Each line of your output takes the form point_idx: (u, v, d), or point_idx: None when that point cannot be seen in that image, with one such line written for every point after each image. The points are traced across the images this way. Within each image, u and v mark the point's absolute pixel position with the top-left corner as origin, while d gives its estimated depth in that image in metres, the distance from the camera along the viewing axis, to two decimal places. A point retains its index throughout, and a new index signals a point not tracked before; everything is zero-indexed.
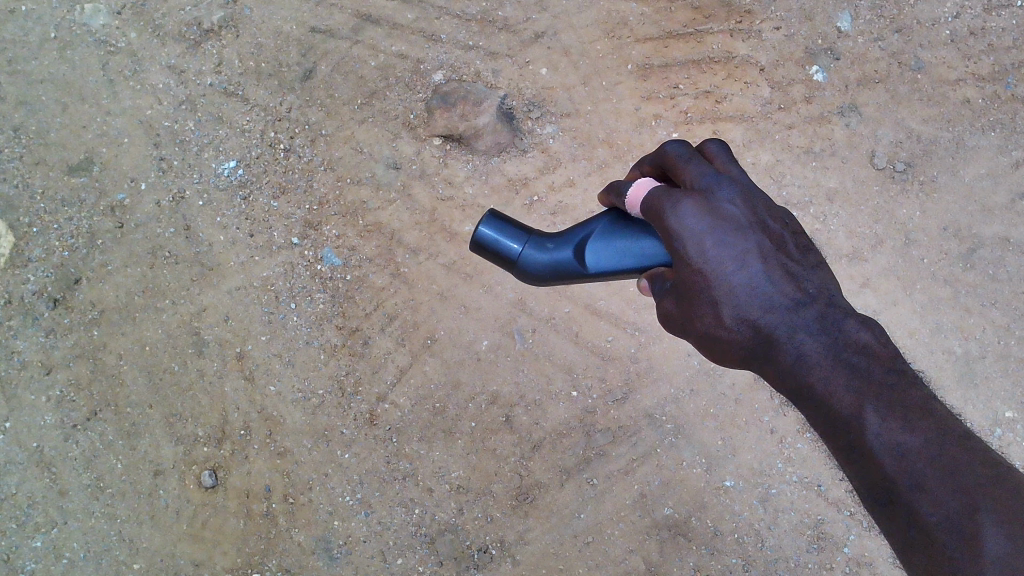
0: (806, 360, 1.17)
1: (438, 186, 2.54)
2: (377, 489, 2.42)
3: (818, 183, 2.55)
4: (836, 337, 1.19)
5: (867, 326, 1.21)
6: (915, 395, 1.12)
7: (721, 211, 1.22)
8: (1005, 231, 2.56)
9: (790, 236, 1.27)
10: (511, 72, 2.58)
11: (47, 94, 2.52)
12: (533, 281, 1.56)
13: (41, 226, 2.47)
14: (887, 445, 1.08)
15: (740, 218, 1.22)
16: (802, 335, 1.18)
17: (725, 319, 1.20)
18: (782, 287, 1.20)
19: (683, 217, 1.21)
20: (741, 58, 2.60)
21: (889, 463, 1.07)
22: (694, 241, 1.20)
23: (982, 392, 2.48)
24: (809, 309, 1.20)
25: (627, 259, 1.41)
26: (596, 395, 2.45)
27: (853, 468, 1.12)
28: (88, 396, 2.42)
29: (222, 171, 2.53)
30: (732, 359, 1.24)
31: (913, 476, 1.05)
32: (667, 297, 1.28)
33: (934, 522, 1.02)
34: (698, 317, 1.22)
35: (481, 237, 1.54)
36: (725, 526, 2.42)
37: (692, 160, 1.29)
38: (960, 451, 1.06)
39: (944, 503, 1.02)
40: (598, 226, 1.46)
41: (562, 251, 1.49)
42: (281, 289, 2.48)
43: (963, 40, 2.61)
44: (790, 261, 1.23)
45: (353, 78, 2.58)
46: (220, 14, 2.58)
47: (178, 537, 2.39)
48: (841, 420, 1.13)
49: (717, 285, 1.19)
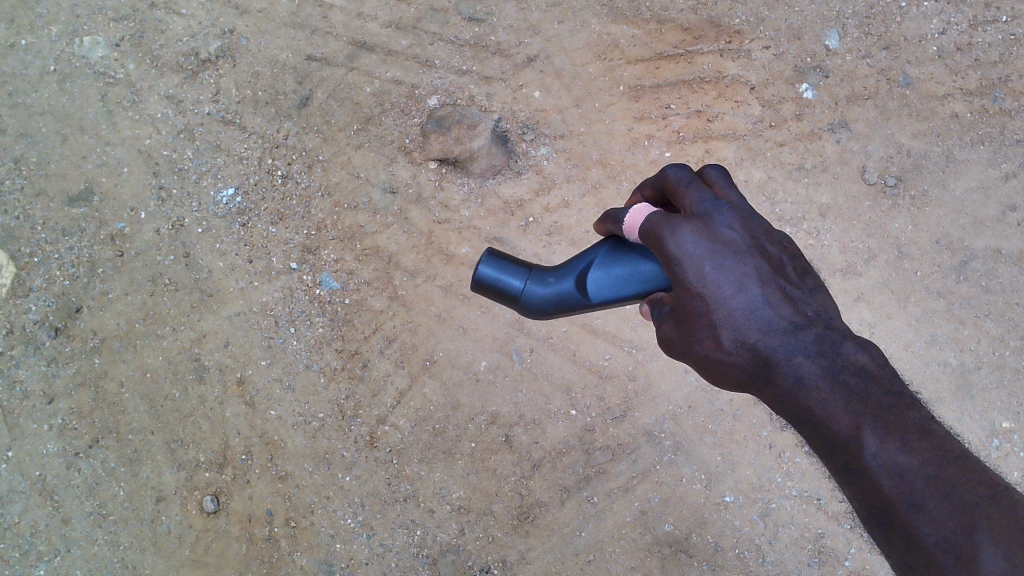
0: (804, 382, 1.17)
1: (434, 210, 2.57)
2: (378, 511, 2.42)
3: (811, 200, 2.57)
4: (834, 358, 1.18)
5: (865, 346, 1.19)
6: (914, 415, 1.11)
7: (719, 235, 1.22)
8: (996, 243, 2.58)
9: (790, 259, 1.26)
10: (504, 95, 2.61)
11: (47, 126, 2.56)
12: (534, 316, 1.56)
13: (41, 256, 2.50)
14: (885, 466, 1.06)
15: (738, 242, 1.22)
16: (800, 357, 1.18)
17: (723, 343, 1.19)
18: (781, 309, 1.19)
19: (682, 242, 1.21)
20: (732, 77, 2.63)
21: (889, 485, 1.06)
22: (694, 265, 1.19)
23: (978, 404, 2.49)
24: (808, 330, 1.19)
25: (630, 285, 1.44)
26: (595, 413, 2.46)
27: (852, 490, 1.11)
28: (90, 424, 2.44)
29: (220, 198, 2.56)
30: (732, 382, 1.23)
31: (912, 497, 1.04)
32: (666, 322, 1.28)
33: (930, 542, 1.01)
34: (697, 341, 1.22)
35: (481, 276, 1.53)
36: (726, 542, 2.43)
37: (691, 184, 1.31)
38: (957, 471, 1.05)
39: (943, 523, 1.01)
40: (597, 255, 1.49)
41: (564, 283, 1.51)
42: (281, 314, 2.50)
43: (950, 56, 2.64)
44: (789, 285, 1.22)
45: (349, 105, 2.62)
46: (218, 44, 2.63)
47: (181, 563, 2.40)
48: (838, 442, 1.12)
49: (716, 309, 1.19)
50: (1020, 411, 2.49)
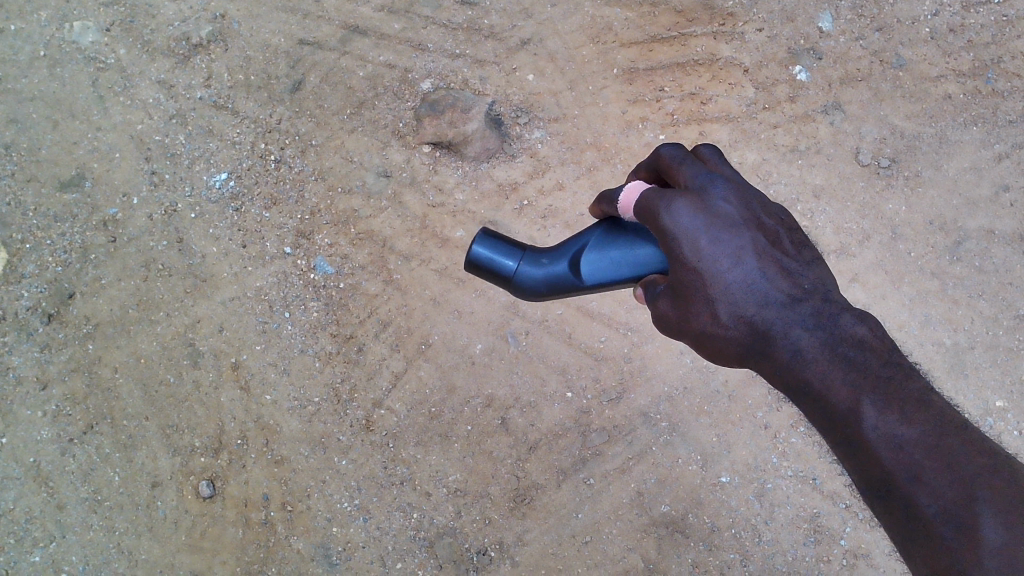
0: (802, 355, 1.16)
1: (428, 193, 2.56)
2: (375, 495, 2.42)
3: (804, 181, 2.57)
4: (832, 331, 1.17)
5: (863, 318, 1.18)
6: (913, 387, 1.09)
7: (715, 209, 1.22)
8: (989, 224, 2.59)
9: (785, 232, 1.27)
10: (498, 79, 2.61)
11: (38, 112, 2.54)
12: (530, 296, 1.55)
13: (33, 242, 2.49)
14: (883, 438, 1.05)
15: (734, 216, 1.22)
16: (798, 331, 1.18)
17: (720, 317, 1.20)
18: (778, 282, 1.20)
19: (677, 217, 1.21)
20: (725, 60, 2.63)
21: (887, 456, 1.04)
22: (689, 240, 1.20)
23: (972, 382, 2.50)
24: (806, 304, 1.19)
25: (624, 267, 1.41)
26: (591, 395, 2.46)
27: (852, 461, 1.10)
28: (84, 410, 2.43)
29: (213, 183, 2.55)
30: (729, 357, 1.24)
31: (911, 469, 1.02)
32: (659, 298, 1.28)
33: (931, 513, 1.00)
34: (693, 317, 1.22)
35: (476, 256, 1.53)
36: (722, 522, 2.43)
37: (685, 161, 1.29)
38: (959, 441, 1.02)
39: (943, 495, 1.00)
40: (592, 237, 1.46)
41: (557, 264, 1.48)
42: (275, 299, 2.49)
43: (942, 37, 2.65)
44: (785, 257, 1.23)
45: (343, 89, 2.61)
46: (209, 29, 2.61)
47: (178, 548, 2.39)
48: (838, 415, 1.11)
49: (712, 283, 1.19)
50: (1013, 390, 2.50)
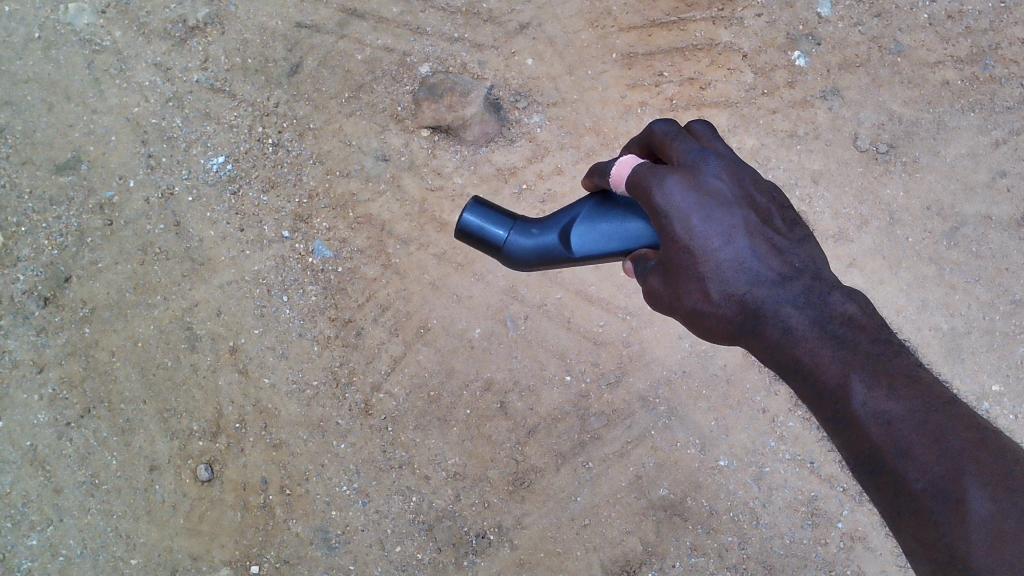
0: (792, 332, 1.16)
1: (427, 177, 2.56)
2: (373, 478, 2.42)
3: (803, 166, 2.57)
4: (821, 308, 1.17)
5: (851, 297, 1.18)
6: (901, 362, 1.10)
7: (707, 186, 1.20)
8: (986, 209, 2.59)
9: (777, 210, 1.26)
10: (496, 63, 2.60)
11: (33, 94, 2.53)
12: (518, 266, 1.54)
13: (29, 225, 2.47)
14: (872, 413, 1.05)
15: (726, 193, 1.21)
16: (788, 309, 1.17)
17: (712, 295, 1.18)
18: (768, 261, 1.19)
19: (670, 193, 1.19)
20: (724, 45, 2.63)
21: (877, 432, 1.05)
22: (681, 218, 1.18)
23: (968, 367, 2.50)
24: (796, 282, 1.19)
25: (613, 241, 1.40)
26: (590, 378, 2.46)
27: (840, 437, 1.10)
28: (81, 394, 2.42)
29: (210, 166, 2.54)
30: (721, 335, 1.22)
31: (900, 444, 1.03)
32: (650, 276, 1.26)
33: (919, 489, 1.00)
34: (684, 295, 1.20)
35: (466, 225, 1.52)
36: (720, 505, 2.43)
37: (678, 137, 1.29)
38: (947, 417, 1.03)
39: (931, 469, 1.00)
40: (583, 209, 1.46)
41: (548, 236, 1.48)
42: (273, 283, 2.49)
43: (941, 23, 2.65)
44: (777, 236, 1.22)
45: (341, 72, 2.60)
46: (205, 11, 2.60)
47: (176, 531, 2.39)
48: (826, 391, 1.11)
49: (704, 261, 1.17)
50: (1010, 373, 2.50)
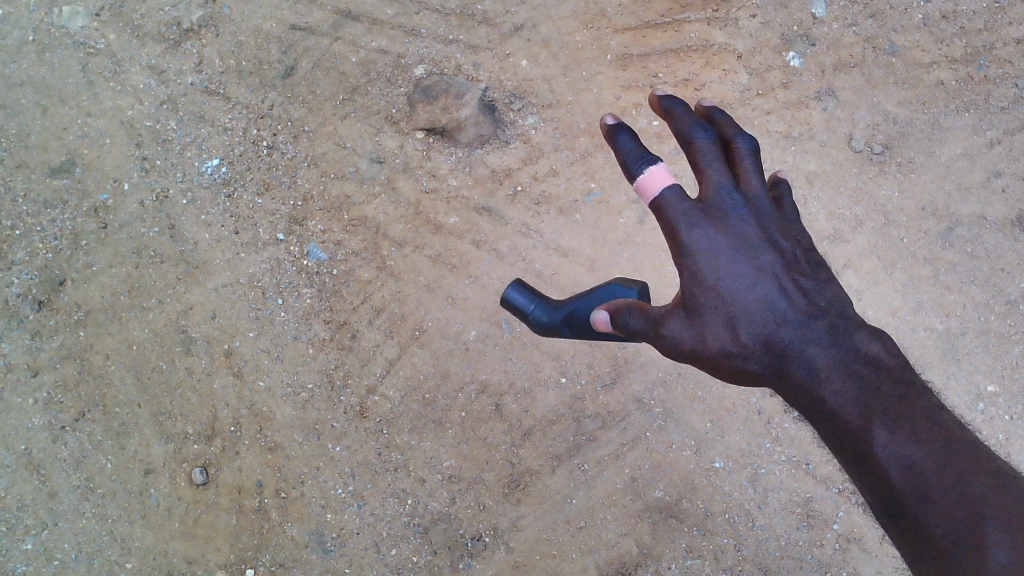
0: (817, 372, 1.19)
1: (422, 179, 2.55)
2: (369, 481, 2.41)
3: (798, 167, 2.57)
4: (847, 347, 1.20)
5: (878, 336, 1.21)
6: (924, 404, 1.09)
7: (731, 231, 1.31)
8: (981, 209, 2.58)
9: (803, 255, 1.33)
10: (491, 65, 2.60)
11: (27, 97, 2.53)
12: None
13: (23, 228, 2.48)
14: (895, 456, 1.05)
15: (750, 239, 1.31)
16: (813, 348, 1.21)
17: (737, 339, 1.28)
18: (793, 303, 1.26)
19: (694, 238, 1.31)
20: (719, 46, 2.63)
21: (896, 475, 1.04)
22: (703, 261, 1.30)
23: (964, 367, 2.49)
24: (819, 321, 1.23)
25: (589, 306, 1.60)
26: (586, 380, 2.45)
27: (863, 481, 1.10)
28: (76, 397, 2.42)
29: (204, 169, 2.54)
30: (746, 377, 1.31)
31: (921, 487, 1.02)
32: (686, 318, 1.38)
33: (939, 534, 1.00)
34: (711, 339, 1.30)
35: None
36: (716, 507, 2.42)
37: (713, 164, 1.34)
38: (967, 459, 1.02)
39: (950, 515, 1.00)
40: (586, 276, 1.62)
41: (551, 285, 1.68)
42: (268, 285, 2.49)
43: (935, 24, 2.64)
44: (803, 278, 1.29)
45: (335, 75, 2.60)
46: (199, 13, 2.60)
47: (171, 535, 2.39)
48: (849, 433, 1.11)
49: (729, 303, 1.28)
50: (1004, 374, 2.49)
